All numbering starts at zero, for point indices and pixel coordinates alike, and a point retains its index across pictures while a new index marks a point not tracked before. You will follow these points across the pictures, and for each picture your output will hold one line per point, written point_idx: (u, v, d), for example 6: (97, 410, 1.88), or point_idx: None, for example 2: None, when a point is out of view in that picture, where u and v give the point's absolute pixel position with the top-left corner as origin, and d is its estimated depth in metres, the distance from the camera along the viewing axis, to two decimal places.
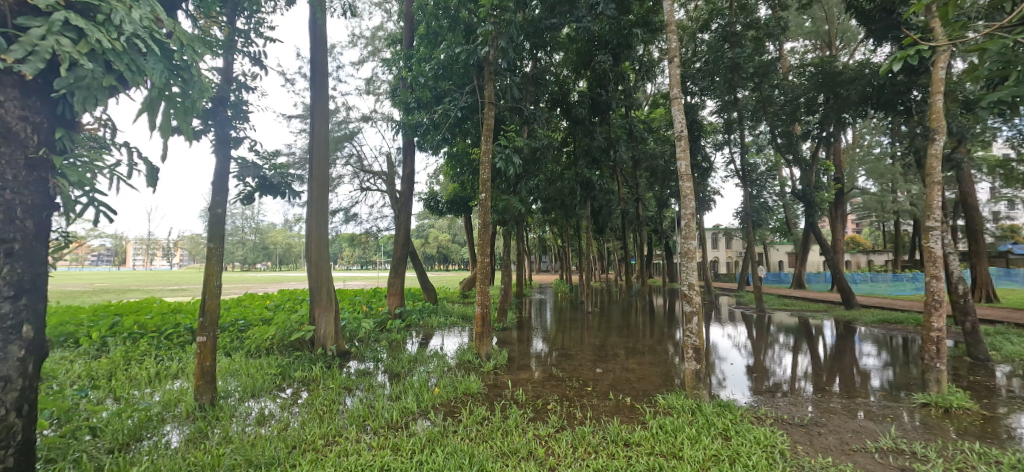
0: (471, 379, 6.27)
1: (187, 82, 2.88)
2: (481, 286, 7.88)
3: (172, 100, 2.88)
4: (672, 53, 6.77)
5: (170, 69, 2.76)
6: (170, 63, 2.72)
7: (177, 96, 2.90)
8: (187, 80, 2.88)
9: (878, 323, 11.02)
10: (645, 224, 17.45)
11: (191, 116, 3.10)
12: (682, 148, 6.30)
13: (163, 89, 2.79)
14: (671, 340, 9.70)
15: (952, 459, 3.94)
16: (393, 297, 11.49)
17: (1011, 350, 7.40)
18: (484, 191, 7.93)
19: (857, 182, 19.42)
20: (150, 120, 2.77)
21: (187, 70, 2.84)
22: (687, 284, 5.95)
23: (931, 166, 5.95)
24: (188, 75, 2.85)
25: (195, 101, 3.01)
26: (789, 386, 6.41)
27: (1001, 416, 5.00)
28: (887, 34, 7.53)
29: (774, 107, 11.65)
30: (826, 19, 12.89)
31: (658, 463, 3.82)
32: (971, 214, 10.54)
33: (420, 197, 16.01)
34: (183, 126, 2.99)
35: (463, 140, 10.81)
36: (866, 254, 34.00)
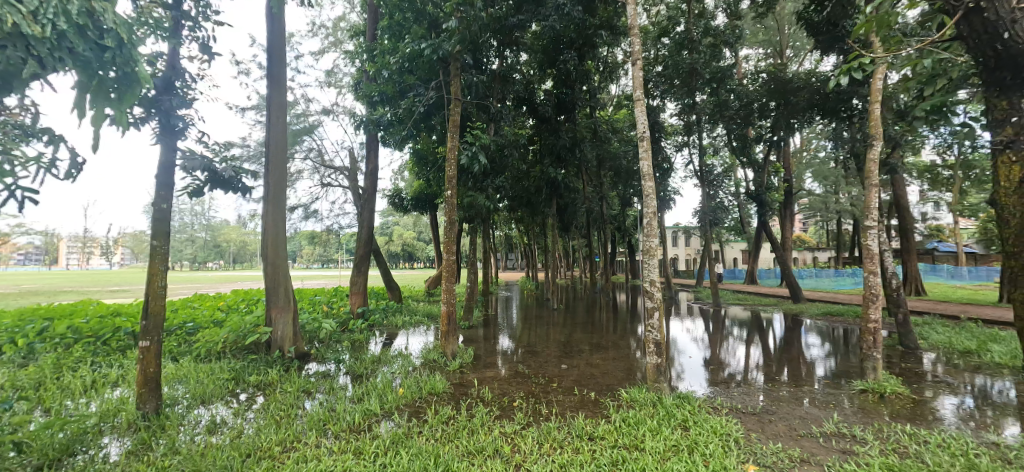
0: (436, 379, 6.18)
1: (123, 72, 2.66)
2: (446, 284, 7.81)
3: (106, 89, 2.65)
4: (635, 55, 6.90)
5: (103, 60, 2.53)
6: (102, 54, 2.51)
7: (114, 85, 2.67)
8: (126, 70, 2.67)
9: (822, 315, 11.78)
10: (609, 222, 17.90)
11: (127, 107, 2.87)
12: (644, 148, 6.47)
13: (97, 77, 2.57)
14: (633, 335, 9.99)
15: (888, 440, 4.25)
16: (355, 297, 11.03)
17: (936, 339, 8.13)
18: (450, 188, 7.87)
19: (804, 184, 20.70)
20: (80, 111, 2.55)
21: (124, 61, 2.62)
22: (648, 280, 6.13)
23: (871, 171, 6.38)
24: (125, 66, 2.64)
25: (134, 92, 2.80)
26: (742, 377, 6.75)
27: (928, 400, 5.46)
28: (833, 45, 8.08)
29: (730, 112, 12.13)
30: (778, 29, 13.53)
31: (621, 455, 3.91)
32: (904, 214, 11.45)
33: (385, 194, 15.64)
34: (118, 115, 2.77)
35: (428, 136, 10.67)
36: (812, 251, 36.33)
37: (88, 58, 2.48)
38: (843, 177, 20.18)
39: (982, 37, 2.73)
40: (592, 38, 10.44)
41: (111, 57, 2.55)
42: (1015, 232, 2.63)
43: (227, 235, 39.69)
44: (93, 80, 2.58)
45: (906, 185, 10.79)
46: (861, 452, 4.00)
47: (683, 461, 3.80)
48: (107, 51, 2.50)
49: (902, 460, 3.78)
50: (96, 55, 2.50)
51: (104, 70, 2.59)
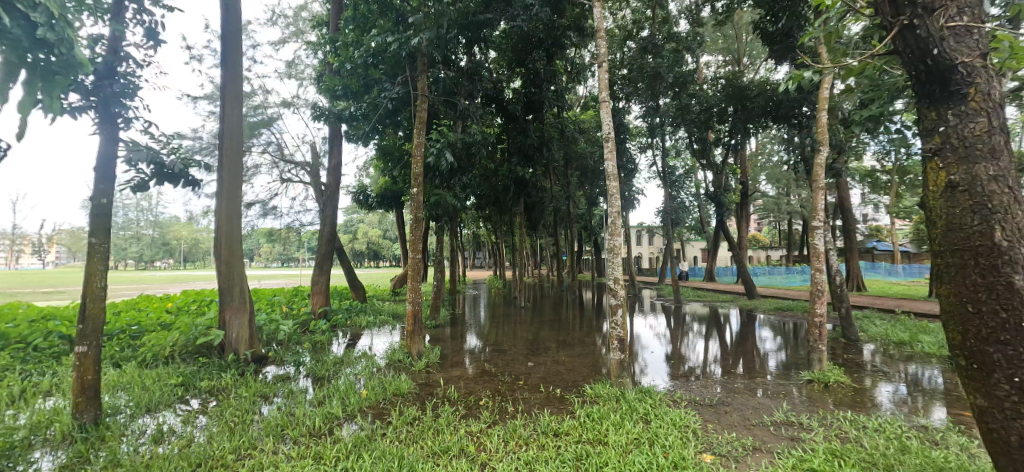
0: (401, 379, 6.08)
1: (57, 56, 2.45)
2: (412, 283, 7.69)
3: (35, 72, 2.43)
4: (601, 58, 7.04)
5: (31, 40, 2.32)
6: (31, 34, 2.29)
7: (44, 69, 2.45)
8: (59, 53, 2.46)
9: (774, 310, 12.47)
10: (575, 221, 18.19)
11: (60, 92, 2.64)
12: (609, 149, 6.59)
13: (26, 58, 2.36)
14: (599, 332, 10.20)
15: (831, 426, 4.55)
16: (317, 296, 10.67)
17: (875, 331, 8.78)
18: (417, 185, 7.73)
19: (759, 186, 21.80)
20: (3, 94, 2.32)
21: (58, 43, 2.42)
22: (613, 278, 6.29)
23: (819, 174, 6.80)
24: (58, 48, 2.42)
25: (70, 77, 2.59)
26: (701, 370, 7.03)
27: (867, 388, 5.89)
28: (785, 54, 8.56)
29: (692, 115, 12.61)
30: (737, 37, 14.14)
31: (585, 450, 3.96)
32: (848, 215, 12.30)
33: (348, 190, 15.20)
34: (49, 102, 2.55)
35: (395, 132, 10.45)
36: (766, 250, 38.31)
37: (17, 37, 2.26)
38: (793, 180, 21.36)
39: (911, 53, 2.30)
40: (560, 39, 10.59)
41: (42, 37, 2.33)
42: (937, 240, 2.31)
43: (177, 233, 37.56)
44: (20, 62, 2.36)
45: (850, 188, 11.55)
46: (807, 438, 4.25)
47: (645, 452, 3.89)
48: (38, 29, 2.29)
49: (842, 444, 4.04)
50: (24, 34, 2.29)
51: (33, 50, 2.37)
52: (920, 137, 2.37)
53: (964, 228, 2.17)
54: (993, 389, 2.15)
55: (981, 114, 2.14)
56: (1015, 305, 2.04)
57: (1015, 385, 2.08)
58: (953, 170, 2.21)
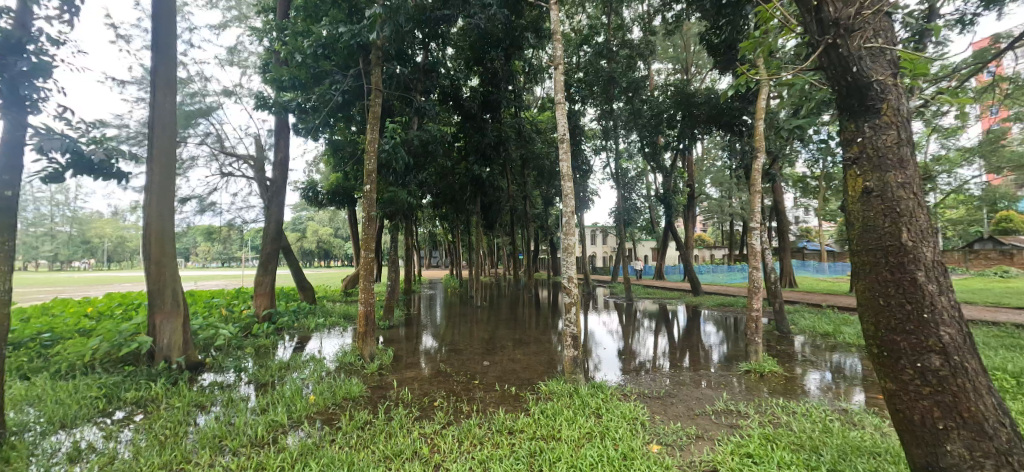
0: (352, 383, 5.88)
1: None
2: (364, 283, 7.46)
3: None
4: (558, 61, 7.16)
5: None
6: None
7: None
8: None
9: (716, 306, 13.23)
10: (531, 220, 18.39)
11: None
12: (565, 151, 6.72)
13: None
14: (554, 330, 10.37)
15: (764, 413, 4.90)
16: (261, 298, 10.11)
17: (804, 324, 9.54)
18: (370, 183, 7.50)
19: (704, 189, 23.03)
20: None
21: None
22: (567, 277, 6.43)
23: (756, 178, 7.31)
24: None
25: None
26: (651, 364, 7.34)
27: (797, 376, 6.40)
28: (728, 65, 9.09)
29: (643, 120, 13.10)
30: (685, 47, 14.85)
31: (539, 446, 4.01)
32: (782, 218, 13.26)
33: (296, 186, 14.50)
34: None
35: (346, 126, 10.09)
36: (710, 250, 40.52)
37: None
38: (734, 184, 22.72)
39: (835, 68, 2.60)
40: (519, 40, 10.83)
41: None
42: (855, 239, 2.62)
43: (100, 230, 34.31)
44: None
45: (784, 192, 12.47)
46: (744, 425, 4.55)
47: (597, 445, 4.00)
48: None
49: (774, 429, 4.37)
50: None
51: None
52: (841, 145, 2.70)
53: (878, 230, 2.48)
54: (898, 374, 2.44)
55: (892, 126, 2.49)
56: (918, 299, 2.37)
57: (918, 369, 2.37)
58: (867, 177, 2.53)
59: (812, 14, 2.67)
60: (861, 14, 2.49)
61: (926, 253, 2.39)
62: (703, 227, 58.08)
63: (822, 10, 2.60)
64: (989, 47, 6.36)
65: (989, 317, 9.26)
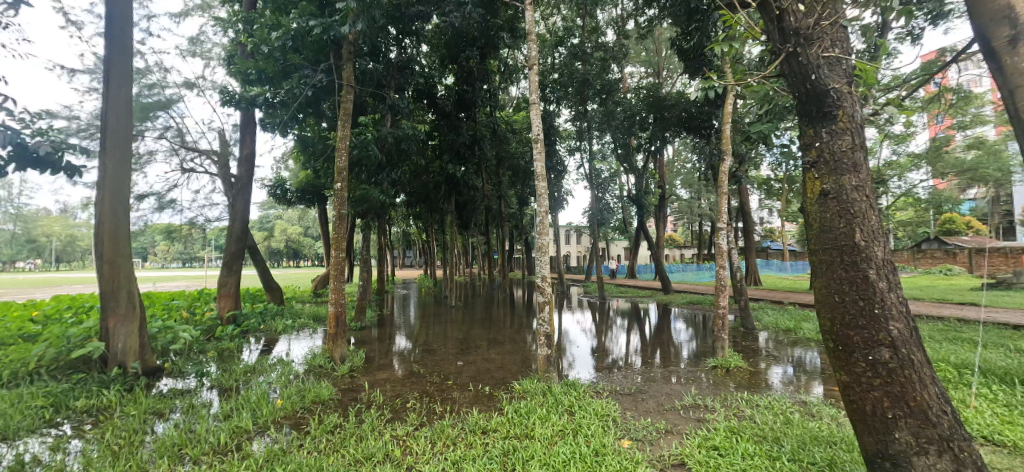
0: (322, 386, 5.75)
1: None
2: (335, 283, 7.30)
3: None
4: (532, 61, 7.20)
5: None
6: None
7: None
8: None
9: (686, 304, 13.60)
10: (506, 220, 18.43)
11: None
12: (539, 151, 6.77)
13: None
14: (528, 329, 10.43)
15: (730, 406, 5.08)
16: (225, 300, 9.77)
17: (768, 320, 9.94)
18: (341, 181, 7.34)
19: (675, 190, 23.63)
20: None
21: None
22: (541, 276, 6.48)
23: (724, 181, 7.57)
24: None
25: None
26: (623, 362, 7.48)
27: (760, 370, 6.66)
28: (697, 70, 9.36)
29: (616, 121, 13.31)
30: (657, 51, 15.18)
31: (512, 445, 4.03)
32: (747, 219, 13.75)
33: (263, 183, 14.05)
34: None
35: (316, 122, 9.84)
36: (680, 249, 41.61)
37: None
38: (703, 185, 23.40)
39: (794, 75, 2.72)
40: (494, 39, 10.84)
41: None
42: (812, 239, 2.75)
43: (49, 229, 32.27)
44: None
45: (750, 194, 12.93)
46: (711, 418, 4.70)
47: (569, 442, 4.05)
48: None
49: (738, 421, 4.54)
50: None
51: None
52: (801, 149, 2.83)
53: (834, 230, 2.61)
54: (852, 366, 2.57)
55: (847, 132, 2.63)
56: (869, 295, 2.51)
57: (870, 362, 2.51)
58: (824, 180, 2.66)
59: (775, 23, 2.78)
60: (820, 24, 2.62)
61: (877, 252, 2.54)
62: (674, 227, 59.58)
63: (784, 19, 2.72)
64: (936, 59, 6.79)
65: (935, 312, 9.86)
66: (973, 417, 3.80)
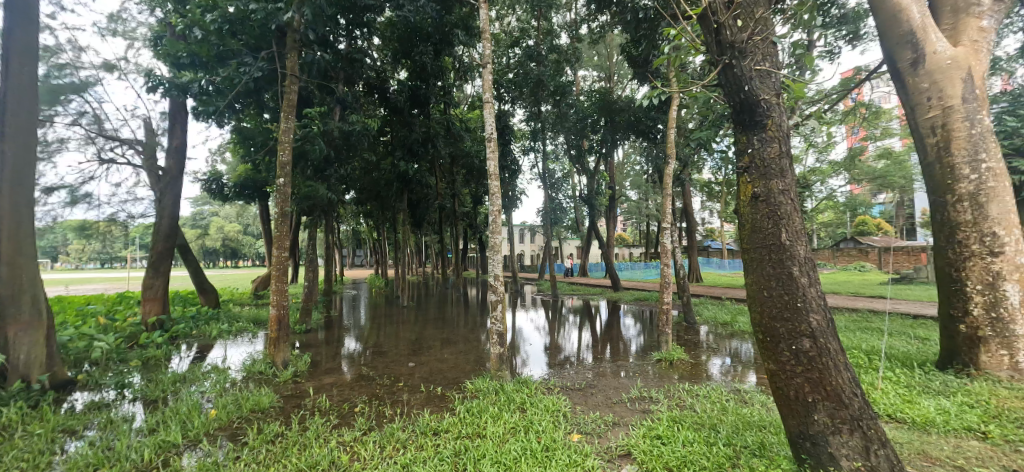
0: (262, 393, 5.46)
1: None
2: (277, 284, 6.95)
3: None
4: (487, 60, 7.21)
5: None
6: None
7: None
8: None
9: (634, 300, 14.15)
10: (460, 218, 18.32)
11: None
12: (492, 149, 6.80)
13: None
14: (482, 328, 10.44)
15: (672, 397, 5.36)
16: (150, 304, 9.03)
17: (708, 314, 10.56)
18: (283, 176, 6.99)
19: (624, 191, 24.47)
20: None
21: None
22: (493, 275, 6.51)
23: (669, 183, 7.91)
24: None
25: None
26: (575, 358, 7.67)
27: (701, 362, 7.05)
28: (644, 76, 9.76)
29: (569, 123, 13.61)
30: (608, 56, 15.65)
31: (464, 445, 4.03)
32: (690, 219, 14.53)
33: (196, 177, 13.09)
34: None
35: (257, 112, 9.29)
36: (629, 248, 43.19)
37: None
38: (650, 187, 24.39)
39: (730, 85, 2.93)
40: (449, 36, 10.74)
41: None
42: (745, 239, 2.95)
43: None
44: None
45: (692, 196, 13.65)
46: (655, 409, 4.93)
47: (520, 440, 4.10)
48: None
49: (679, 411, 4.78)
50: None
51: None
52: (735, 156, 3.03)
53: (764, 230, 2.83)
54: (778, 356, 2.80)
55: (775, 140, 2.85)
56: (793, 291, 2.74)
57: (793, 351, 2.74)
58: (756, 184, 2.87)
59: (713, 36, 2.98)
60: (751, 39, 2.84)
61: (800, 251, 2.77)
62: (623, 227, 61.63)
63: (721, 32, 2.92)
64: (852, 76, 7.51)
65: (851, 305, 10.89)
66: (880, 398, 4.24)
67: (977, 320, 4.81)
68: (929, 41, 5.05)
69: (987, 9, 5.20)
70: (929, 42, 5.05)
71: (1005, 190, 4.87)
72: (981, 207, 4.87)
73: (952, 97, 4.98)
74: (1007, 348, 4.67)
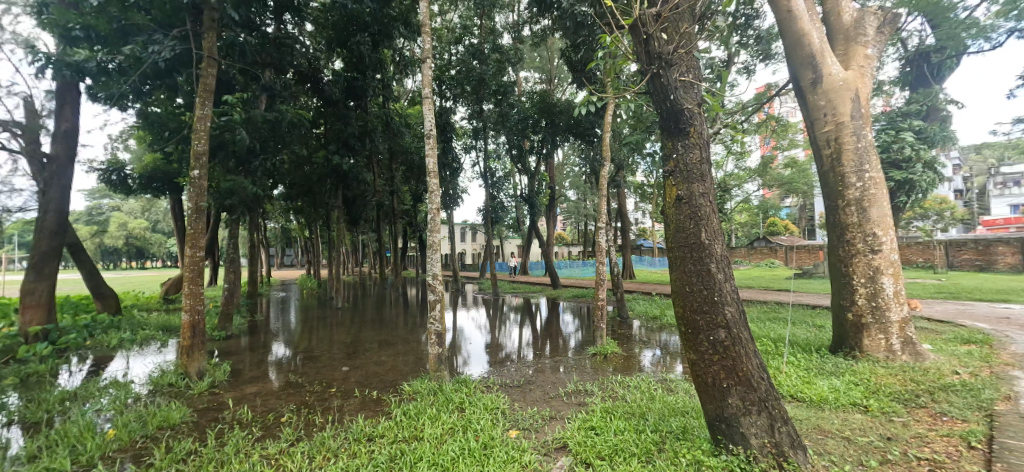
0: (173, 407, 4.98)
1: None
2: (191, 288, 6.36)
3: None
4: (427, 55, 7.07)
5: None
6: None
7: None
8: None
9: (571, 298, 14.58)
10: (399, 216, 17.80)
11: None
12: (431, 146, 6.67)
13: None
14: (421, 328, 10.25)
15: (605, 388, 5.59)
16: (31, 312, 7.93)
17: (640, 309, 11.13)
18: (199, 168, 6.39)
19: (563, 191, 25.11)
20: None
21: None
22: (432, 274, 6.41)
23: (604, 184, 8.21)
24: None
25: None
26: (514, 355, 7.75)
27: (633, 355, 7.41)
28: (582, 80, 10.08)
29: (510, 123, 13.72)
30: (549, 59, 15.97)
31: (400, 449, 3.93)
32: (624, 219, 15.24)
33: (93, 167, 11.65)
34: None
35: (168, 96, 8.43)
36: (567, 246, 44.43)
37: None
38: (588, 188, 25.24)
39: (658, 94, 3.11)
40: (387, 28, 10.41)
41: None
42: (670, 240, 3.14)
43: None
44: None
45: (625, 197, 14.35)
46: (590, 401, 5.11)
47: (458, 440, 4.07)
48: None
49: (612, 402, 5.01)
50: None
51: None
52: (661, 160, 3.21)
53: (686, 230, 3.03)
54: (697, 346, 3.02)
55: (696, 148, 3.06)
56: (710, 286, 2.96)
57: (710, 341, 2.97)
58: (679, 188, 3.07)
59: (643, 46, 3.13)
60: (677, 52, 3.04)
61: (716, 249, 3.01)
62: (562, 225, 63.43)
63: (651, 43, 3.08)
64: (764, 91, 8.28)
65: (762, 297, 11.98)
66: (784, 380, 4.70)
67: (861, 308, 5.48)
68: (826, 64, 5.68)
69: (872, 38, 5.92)
70: (826, 65, 5.67)
71: (883, 196, 5.59)
72: (864, 210, 5.54)
73: (843, 115, 5.61)
74: (884, 332, 5.36)
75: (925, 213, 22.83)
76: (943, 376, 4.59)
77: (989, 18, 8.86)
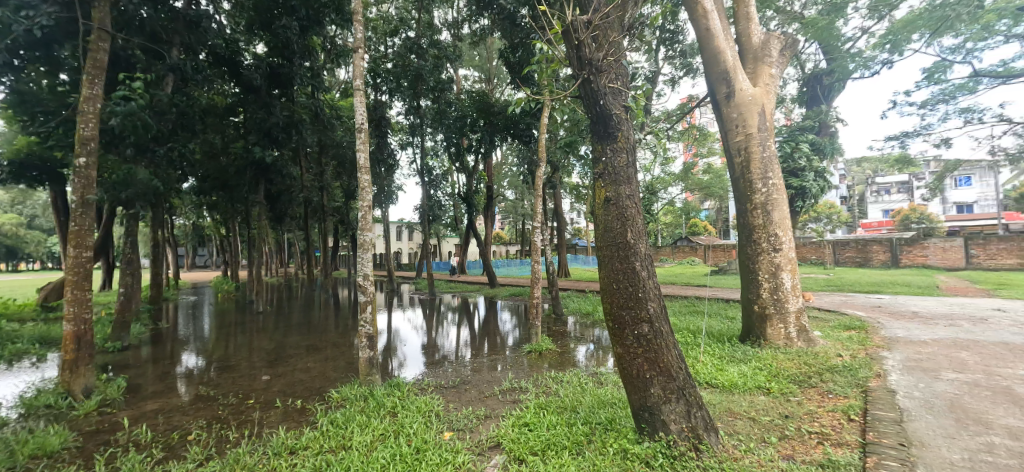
0: (51, 432, 4.33)
1: None
2: (76, 294, 5.58)
3: None
4: (359, 45, 6.78)
5: None
6: None
7: None
8: None
9: (508, 296, 14.71)
10: (328, 214, 16.86)
11: None
12: (363, 140, 6.39)
13: None
14: (353, 331, 9.82)
15: (540, 385, 5.69)
16: None
17: (573, 306, 11.48)
18: (87, 155, 5.62)
19: (501, 191, 25.26)
20: None
21: None
22: (363, 274, 6.14)
23: (540, 185, 8.35)
24: None
25: None
26: (451, 356, 7.64)
27: (567, 351, 7.61)
28: (520, 81, 10.17)
29: (447, 120, 13.53)
30: (487, 59, 16.00)
31: (326, 460, 3.74)
32: (560, 218, 15.73)
33: None
34: None
35: (48, 73, 7.35)
36: (505, 246, 44.71)
37: None
38: (525, 188, 25.63)
39: (588, 99, 3.23)
40: (318, 14, 9.91)
41: None
42: (599, 240, 3.26)
43: None
44: None
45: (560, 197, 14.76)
46: (525, 398, 5.18)
47: (389, 446, 3.94)
48: None
49: (546, 397, 5.12)
50: None
51: None
52: (592, 163, 3.33)
53: (614, 230, 3.17)
54: (623, 341, 3.17)
55: (623, 151, 3.22)
56: (636, 283, 3.12)
57: (635, 336, 3.13)
58: (608, 190, 3.21)
59: (575, 51, 3.23)
60: (605, 60, 3.17)
61: (641, 248, 3.17)
62: (499, 225, 63.66)
63: (582, 49, 3.18)
64: (686, 102, 8.89)
65: (683, 293, 12.87)
66: (701, 369, 5.08)
67: (765, 301, 6.08)
68: (737, 79, 6.21)
69: (775, 59, 6.57)
70: (738, 80, 6.20)
71: (783, 200, 6.22)
72: (768, 212, 6.14)
73: (751, 126, 6.17)
74: (784, 322, 5.97)
75: (818, 216, 25.77)
76: (830, 359, 5.22)
77: (870, 48, 10.17)
